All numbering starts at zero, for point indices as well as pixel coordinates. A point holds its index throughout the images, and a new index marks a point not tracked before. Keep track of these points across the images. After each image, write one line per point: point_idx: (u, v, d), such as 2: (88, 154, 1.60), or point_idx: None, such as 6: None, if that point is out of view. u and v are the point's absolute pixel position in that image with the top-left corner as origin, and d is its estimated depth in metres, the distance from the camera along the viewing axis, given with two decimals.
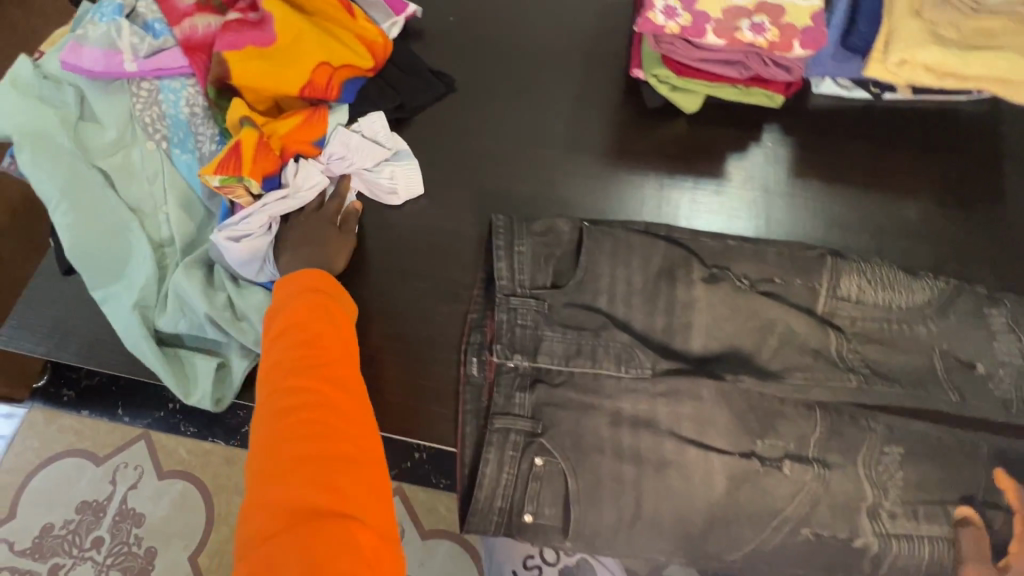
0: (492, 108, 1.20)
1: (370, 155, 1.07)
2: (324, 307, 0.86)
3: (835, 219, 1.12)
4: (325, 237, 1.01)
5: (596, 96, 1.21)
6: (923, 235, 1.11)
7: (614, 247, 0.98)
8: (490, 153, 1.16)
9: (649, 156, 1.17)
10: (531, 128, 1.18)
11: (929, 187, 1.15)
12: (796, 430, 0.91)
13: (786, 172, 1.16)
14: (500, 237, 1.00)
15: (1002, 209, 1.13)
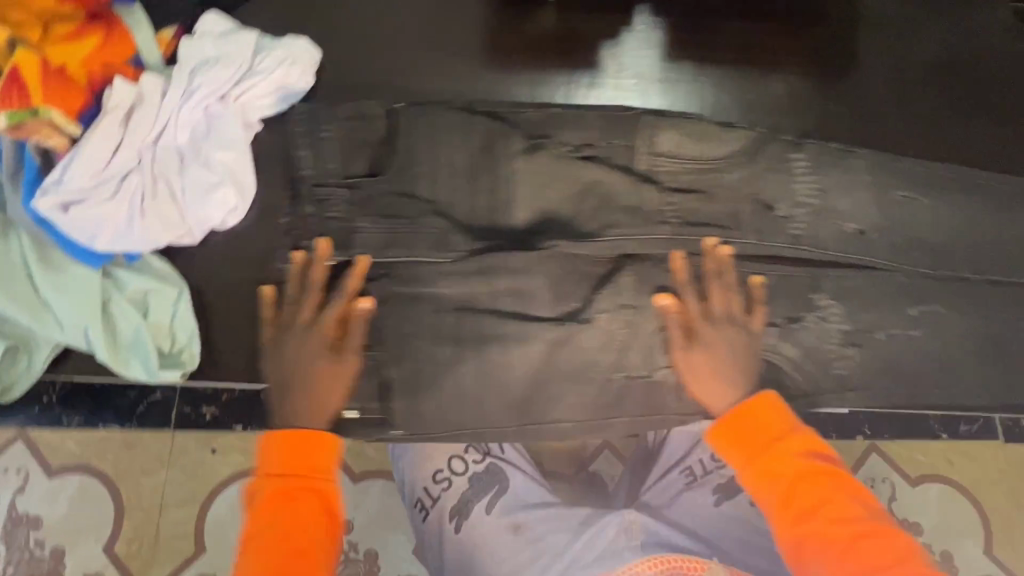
0: (338, 13, 1.06)
1: (225, 70, 0.88)
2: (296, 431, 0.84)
3: (711, 104, 1.10)
4: (193, 180, 0.86)
5: None
6: (777, 111, 1.10)
7: (462, 151, 0.96)
8: (342, 64, 1.04)
9: (523, 53, 1.08)
10: (385, 32, 1.06)
11: (793, 60, 1.12)
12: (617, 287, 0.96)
13: (658, 55, 1.11)
14: (344, 158, 0.95)
15: (857, 77, 1.12)
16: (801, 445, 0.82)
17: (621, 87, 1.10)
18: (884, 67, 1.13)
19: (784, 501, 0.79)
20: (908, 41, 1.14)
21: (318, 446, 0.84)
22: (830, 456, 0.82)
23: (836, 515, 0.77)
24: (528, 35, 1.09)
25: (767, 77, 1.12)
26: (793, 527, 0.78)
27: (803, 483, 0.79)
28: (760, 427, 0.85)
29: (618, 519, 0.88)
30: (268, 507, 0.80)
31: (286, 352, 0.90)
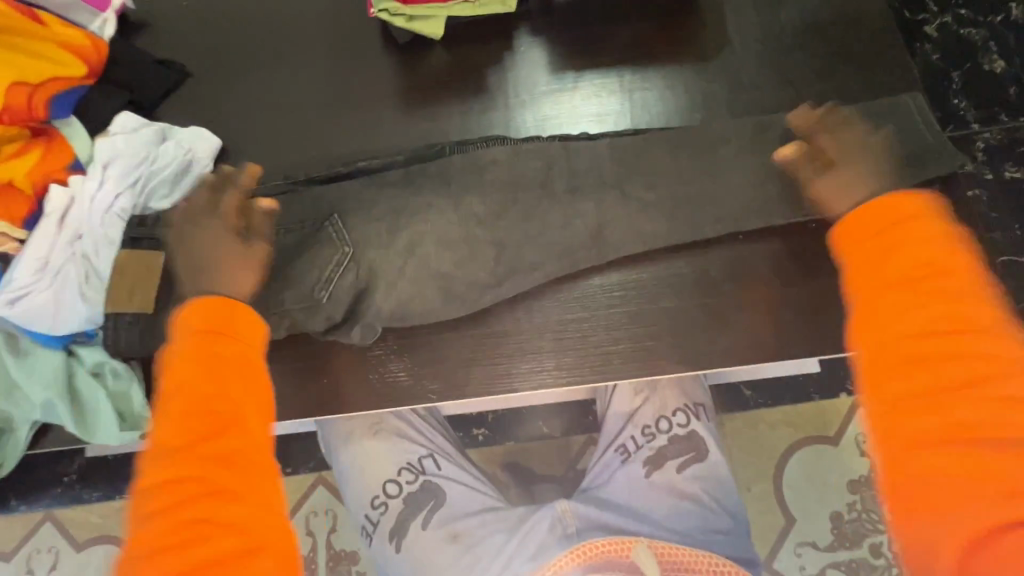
0: (257, 32, 0.88)
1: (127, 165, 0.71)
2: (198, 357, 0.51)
3: (640, 121, 0.80)
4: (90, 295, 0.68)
5: (361, 25, 0.87)
6: (700, 120, 0.80)
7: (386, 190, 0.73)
8: (254, 98, 0.85)
9: (493, 88, 0.83)
10: (287, 52, 0.87)
11: (646, 60, 0.83)
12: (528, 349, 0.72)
13: (542, 83, 0.83)
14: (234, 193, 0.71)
15: (768, 75, 0.81)
16: (941, 235, 0.47)
17: (529, 104, 0.83)
18: (798, 60, 0.81)
19: (886, 340, 0.45)
20: (844, 29, 0.82)
21: (247, 319, 0.54)
22: (957, 244, 0.47)
23: (906, 297, 0.46)
24: (499, 64, 0.84)
25: (660, 82, 0.82)
26: (904, 371, 0.44)
27: (957, 365, 0.43)
28: (874, 228, 0.49)
29: (548, 513, 0.68)
30: (195, 359, 0.51)
31: (194, 254, 0.61)
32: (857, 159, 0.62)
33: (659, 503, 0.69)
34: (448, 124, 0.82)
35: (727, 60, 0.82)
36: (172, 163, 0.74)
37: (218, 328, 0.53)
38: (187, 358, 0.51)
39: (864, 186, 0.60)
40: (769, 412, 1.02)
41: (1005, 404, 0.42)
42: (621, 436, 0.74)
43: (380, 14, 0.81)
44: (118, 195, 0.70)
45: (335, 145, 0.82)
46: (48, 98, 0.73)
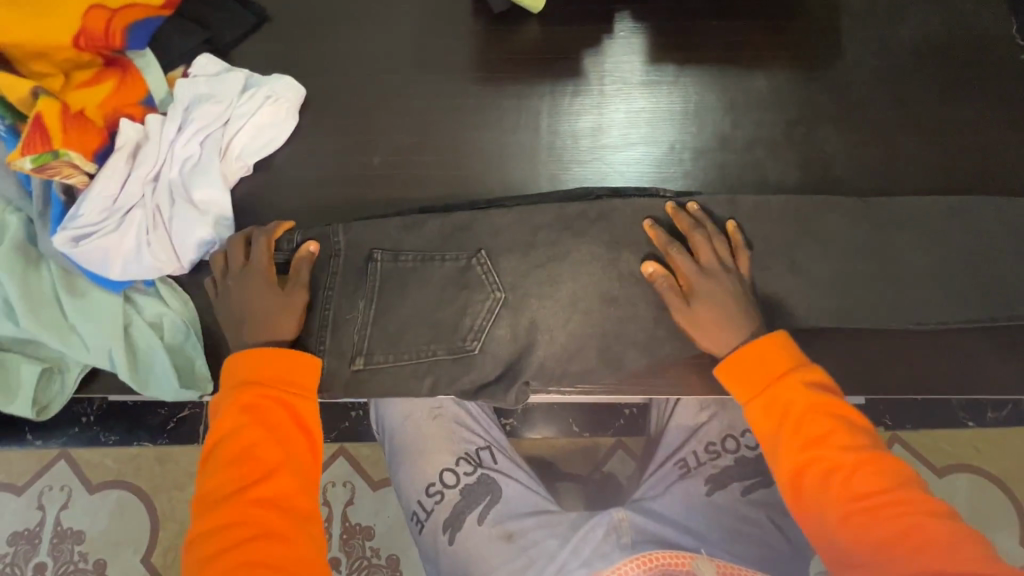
0: None
1: (210, 116, 0.70)
2: (262, 397, 0.54)
3: (737, 124, 0.76)
4: (161, 240, 0.66)
5: None
6: (800, 131, 0.76)
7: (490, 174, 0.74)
8: (334, 52, 0.80)
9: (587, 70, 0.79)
10: (372, 6, 0.82)
11: (751, 61, 0.79)
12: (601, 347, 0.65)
13: (641, 73, 0.79)
14: (357, 184, 0.75)
15: (877, 90, 0.77)
16: (810, 374, 0.55)
17: (621, 93, 0.78)
18: (907, 79, 0.77)
19: (822, 494, 0.50)
20: (960, 51, 0.78)
21: (297, 365, 0.57)
22: (833, 387, 0.55)
23: (820, 456, 0.51)
24: (595, 45, 0.80)
25: (763, 88, 0.77)
26: (842, 522, 0.48)
27: (904, 510, 0.47)
28: (756, 372, 0.56)
29: (605, 520, 0.65)
30: (243, 407, 0.53)
31: (231, 308, 0.60)
32: (721, 299, 0.60)
33: (723, 526, 0.65)
34: (537, 104, 0.78)
35: (834, 69, 0.77)
36: (252, 111, 0.72)
37: (268, 376, 0.55)
38: (247, 397, 0.54)
39: (728, 332, 0.59)
40: None
41: (934, 546, 0.45)
42: (683, 451, 0.71)
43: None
44: (200, 138, 0.69)
45: (415, 111, 0.78)
46: (126, 26, 0.70)
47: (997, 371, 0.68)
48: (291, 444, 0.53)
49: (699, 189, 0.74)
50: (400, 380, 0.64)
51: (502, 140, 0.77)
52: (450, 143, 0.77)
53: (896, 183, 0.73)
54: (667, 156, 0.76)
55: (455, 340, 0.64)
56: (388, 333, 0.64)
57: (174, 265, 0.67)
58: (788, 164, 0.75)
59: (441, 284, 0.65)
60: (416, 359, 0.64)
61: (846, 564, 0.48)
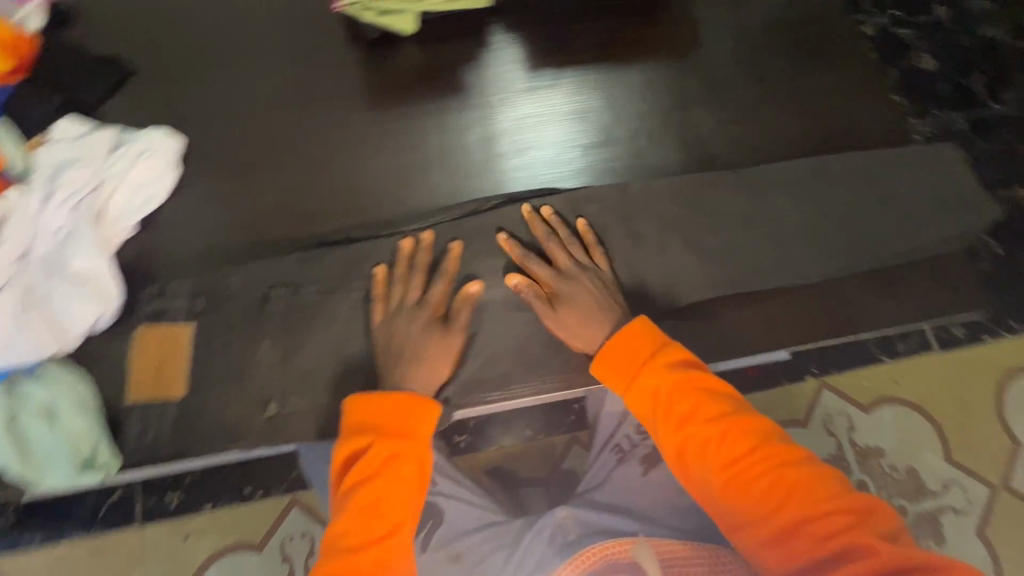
0: (211, 26, 0.82)
1: (80, 182, 0.66)
2: (398, 446, 0.54)
3: (616, 117, 0.80)
4: (40, 318, 0.62)
5: (324, 19, 0.82)
6: (676, 115, 0.80)
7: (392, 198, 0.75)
8: (209, 97, 0.78)
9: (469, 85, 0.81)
10: (243, 47, 0.81)
11: (621, 56, 0.83)
12: (518, 349, 0.65)
13: (520, 81, 0.81)
14: (250, 226, 0.73)
15: (740, 68, 0.82)
16: (672, 354, 0.59)
17: (507, 102, 0.81)
18: (764, 55, 0.83)
19: (701, 468, 0.55)
20: (806, 24, 0.85)
21: (424, 416, 0.57)
22: (694, 362, 0.60)
23: (693, 433, 0.56)
24: (474, 59, 0.82)
25: (635, 80, 0.82)
26: (724, 490, 0.54)
27: (767, 466, 0.53)
28: (623, 360, 0.60)
29: (549, 521, 0.66)
30: (378, 456, 0.54)
31: (415, 333, 0.61)
32: (582, 299, 0.63)
33: (660, 503, 0.68)
34: (425, 123, 0.79)
35: (698, 55, 0.83)
36: (126, 170, 0.69)
37: (408, 431, 0.56)
38: (385, 446, 0.54)
39: (602, 325, 0.62)
40: None
41: (796, 493, 0.52)
42: (616, 437, 0.74)
43: (348, 8, 0.77)
44: (70, 206, 0.66)
45: (303, 146, 0.77)
46: None
47: (886, 308, 0.73)
48: (413, 495, 0.54)
49: (591, 184, 0.77)
50: (319, 419, 0.61)
51: (396, 163, 0.77)
52: (344, 173, 0.76)
53: (769, 153, 0.79)
54: (556, 156, 0.78)
55: (367, 371, 0.63)
56: (300, 375, 0.62)
57: (60, 342, 0.62)
58: (669, 148, 0.79)
59: (412, 330, 0.61)
60: (333, 395, 0.62)
61: (737, 524, 0.54)
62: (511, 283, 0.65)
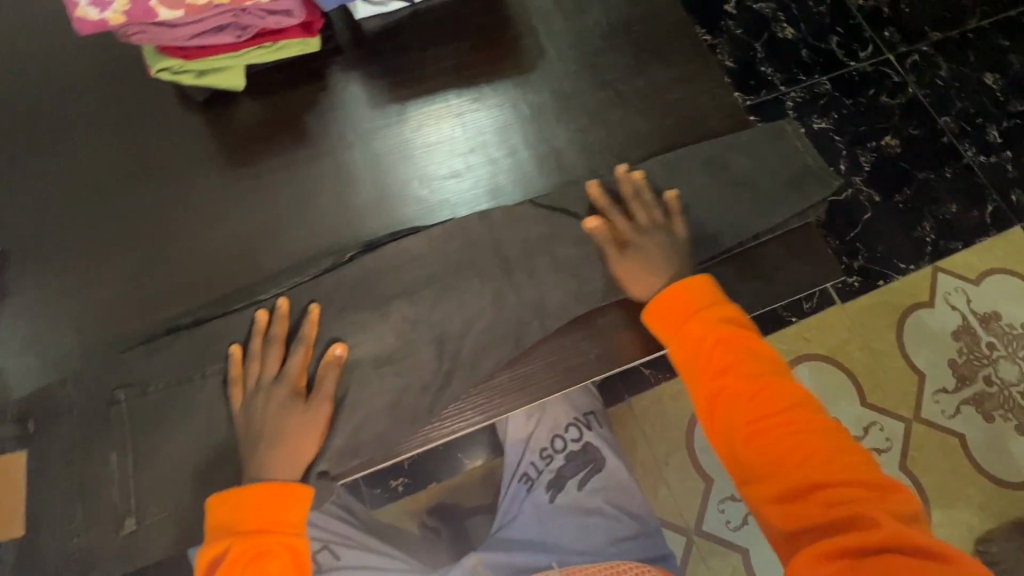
0: (24, 111, 0.76)
1: None
2: (263, 543, 0.54)
3: (469, 140, 0.78)
4: None
5: (146, 84, 0.77)
6: (529, 131, 0.79)
7: (240, 263, 0.70)
8: (28, 188, 0.72)
9: (312, 132, 0.77)
10: (57, 132, 0.75)
11: (467, 80, 0.82)
12: (391, 406, 0.62)
13: (366, 120, 0.78)
14: (85, 322, 0.66)
15: (586, 75, 0.83)
16: (730, 314, 0.65)
17: (356, 145, 0.77)
18: (609, 57, 0.84)
19: (729, 418, 0.61)
20: (645, 21, 0.86)
21: (289, 503, 0.56)
22: (746, 324, 0.65)
23: (727, 383, 0.62)
24: (315, 104, 0.78)
25: (484, 102, 0.81)
26: (745, 438, 0.59)
27: (794, 427, 0.58)
28: (674, 315, 0.65)
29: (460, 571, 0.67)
30: (243, 560, 0.53)
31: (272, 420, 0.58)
32: (653, 250, 0.68)
33: (570, 526, 0.71)
34: (269, 179, 0.75)
35: (543, 68, 0.83)
36: None
37: (274, 524, 0.55)
38: (249, 547, 0.53)
39: (661, 274, 0.67)
40: (670, 385, 1.20)
41: (816, 457, 0.57)
42: (523, 465, 0.76)
43: (161, 74, 0.71)
44: None
45: (134, 227, 0.71)
46: None
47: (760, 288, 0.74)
48: None
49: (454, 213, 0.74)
50: (183, 522, 0.58)
51: (241, 228, 0.72)
52: (183, 245, 0.70)
53: (624, 154, 0.79)
54: (414, 191, 0.75)
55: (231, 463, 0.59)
56: (161, 481, 0.58)
57: None
58: (526, 163, 0.77)
59: (271, 409, 0.59)
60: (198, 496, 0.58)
61: (744, 472, 0.59)
62: (591, 225, 0.68)
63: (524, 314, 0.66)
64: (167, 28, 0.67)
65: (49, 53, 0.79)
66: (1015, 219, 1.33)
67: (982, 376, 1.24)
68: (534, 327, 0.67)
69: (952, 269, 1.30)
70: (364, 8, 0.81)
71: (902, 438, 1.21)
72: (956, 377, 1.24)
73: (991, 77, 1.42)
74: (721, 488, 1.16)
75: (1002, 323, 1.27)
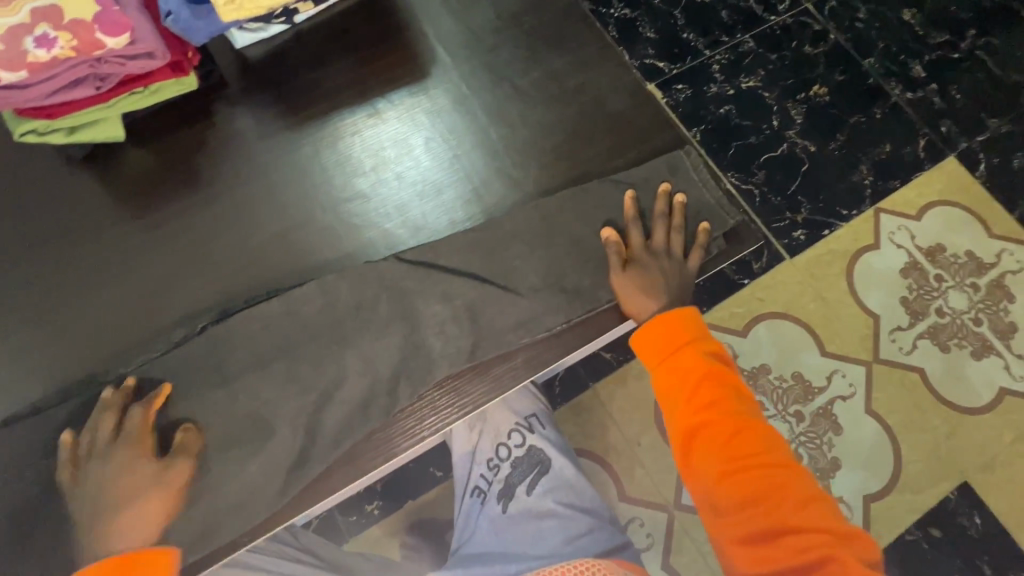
0: None
1: None
2: None
3: (370, 158, 0.76)
4: None
5: (23, 146, 0.73)
6: (431, 138, 0.77)
7: (149, 320, 0.68)
8: None
9: (206, 171, 0.74)
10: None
11: (362, 95, 0.79)
12: (325, 440, 0.63)
13: (261, 151, 0.76)
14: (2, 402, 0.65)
15: (484, 72, 0.81)
16: (707, 346, 0.66)
17: (253, 179, 0.74)
18: (505, 50, 0.82)
19: (705, 454, 0.61)
20: (539, 9, 0.84)
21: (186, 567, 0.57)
22: (724, 358, 0.66)
23: (707, 419, 0.62)
24: (205, 142, 0.75)
25: (383, 115, 0.78)
26: (718, 479, 0.60)
27: (765, 467, 0.59)
28: (669, 341, 0.66)
29: None
30: None
31: (126, 490, 0.58)
32: (656, 272, 0.68)
33: (522, 532, 0.70)
34: (166, 226, 0.72)
35: (439, 72, 0.81)
36: None
37: None
38: None
39: (657, 295, 0.67)
40: (633, 365, 1.20)
41: (786, 502, 0.57)
42: (473, 478, 0.75)
43: (25, 137, 0.68)
44: None
45: (33, 299, 0.68)
46: None
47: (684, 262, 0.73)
48: None
49: (361, 236, 0.72)
50: None
51: (143, 282, 0.69)
52: (85, 309, 0.68)
53: (531, 148, 0.77)
54: (319, 219, 0.73)
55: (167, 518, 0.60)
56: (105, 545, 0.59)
57: None
58: (432, 172, 0.75)
59: (112, 475, 0.58)
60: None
61: (718, 515, 0.59)
62: (606, 233, 0.69)
63: (445, 329, 0.66)
64: (20, 89, 0.64)
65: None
66: (947, 150, 1.34)
67: (934, 309, 1.25)
68: (457, 340, 0.66)
69: (892, 209, 1.31)
70: (243, 35, 0.77)
71: (865, 380, 1.21)
72: (909, 313, 1.25)
73: (906, 14, 1.43)
74: None
75: (948, 254, 1.28)
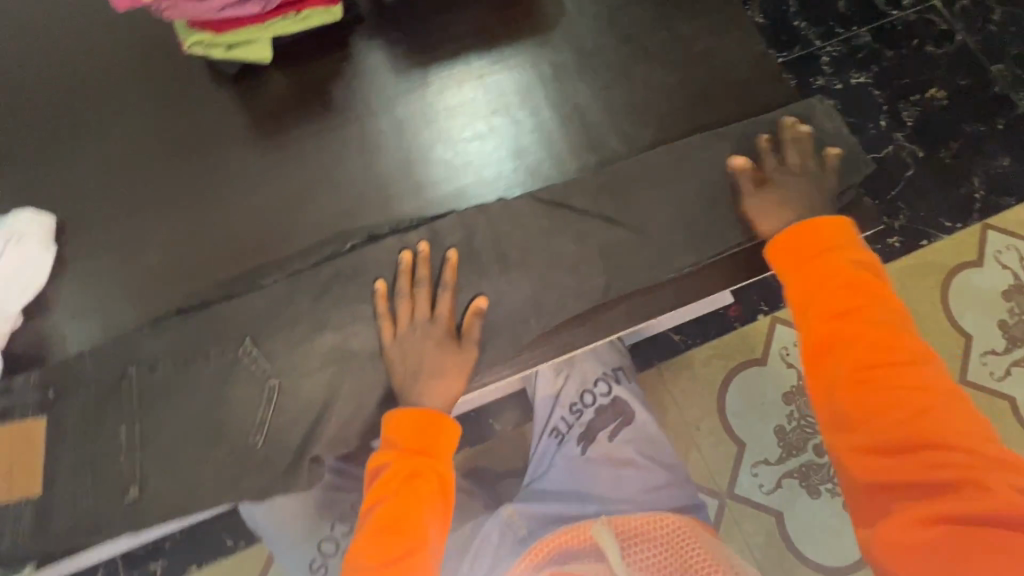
0: (66, 90, 0.79)
1: None
2: (418, 470, 0.62)
3: (491, 103, 0.78)
4: None
5: (180, 62, 0.80)
6: (551, 90, 0.79)
7: (279, 231, 0.73)
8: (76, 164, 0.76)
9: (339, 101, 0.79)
10: (99, 111, 0.78)
11: (488, 43, 0.81)
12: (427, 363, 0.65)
13: (389, 87, 0.79)
14: (142, 288, 0.71)
15: (609, 31, 0.81)
16: (853, 253, 0.63)
17: (381, 111, 0.78)
18: (631, 11, 0.82)
19: (832, 362, 0.58)
20: None
21: (441, 433, 0.63)
22: (872, 266, 0.63)
23: (841, 328, 0.59)
24: (340, 73, 0.80)
25: (506, 64, 0.80)
26: (845, 389, 0.57)
27: (901, 376, 0.55)
28: (809, 248, 0.64)
29: (496, 523, 0.70)
30: (404, 477, 0.61)
31: (405, 353, 0.65)
32: (795, 193, 0.68)
33: (601, 476, 0.73)
34: (301, 147, 0.77)
35: (563, 27, 0.82)
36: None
37: (428, 448, 0.62)
38: (405, 468, 0.61)
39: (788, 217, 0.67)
40: (702, 351, 1.19)
41: (924, 411, 0.54)
42: (553, 420, 0.78)
43: (194, 48, 0.75)
44: None
45: (177, 199, 0.75)
46: None
47: None
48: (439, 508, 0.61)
49: (477, 175, 0.75)
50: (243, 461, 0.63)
51: (276, 195, 0.75)
52: (222, 214, 0.74)
53: (649, 110, 0.77)
54: (439, 155, 0.76)
55: (282, 410, 0.65)
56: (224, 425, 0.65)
57: None
58: (549, 123, 0.77)
59: (427, 347, 0.64)
60: (256, 441, 0.64)
61: (841, 424, 0.56)
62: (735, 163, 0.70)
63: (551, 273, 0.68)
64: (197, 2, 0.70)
65: (86, 35, 0.82)
66: None
67: None
68: (561, 285, 0.68)
69: (1003, 226, 1.23)
70: None
71: None
72: (1008, 338, 1.17)
73: None
74: (755, 453, 1.14)
75: None
